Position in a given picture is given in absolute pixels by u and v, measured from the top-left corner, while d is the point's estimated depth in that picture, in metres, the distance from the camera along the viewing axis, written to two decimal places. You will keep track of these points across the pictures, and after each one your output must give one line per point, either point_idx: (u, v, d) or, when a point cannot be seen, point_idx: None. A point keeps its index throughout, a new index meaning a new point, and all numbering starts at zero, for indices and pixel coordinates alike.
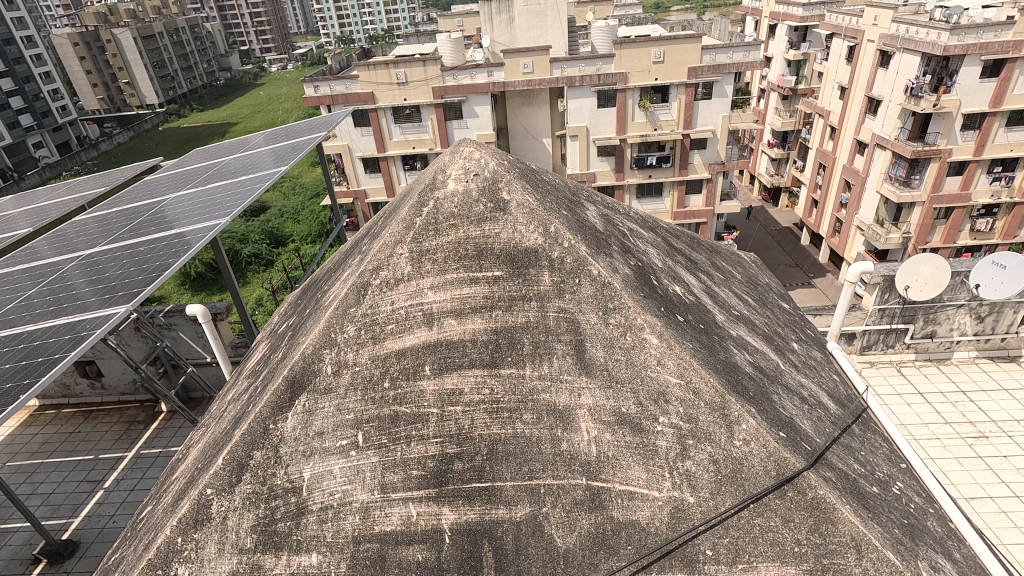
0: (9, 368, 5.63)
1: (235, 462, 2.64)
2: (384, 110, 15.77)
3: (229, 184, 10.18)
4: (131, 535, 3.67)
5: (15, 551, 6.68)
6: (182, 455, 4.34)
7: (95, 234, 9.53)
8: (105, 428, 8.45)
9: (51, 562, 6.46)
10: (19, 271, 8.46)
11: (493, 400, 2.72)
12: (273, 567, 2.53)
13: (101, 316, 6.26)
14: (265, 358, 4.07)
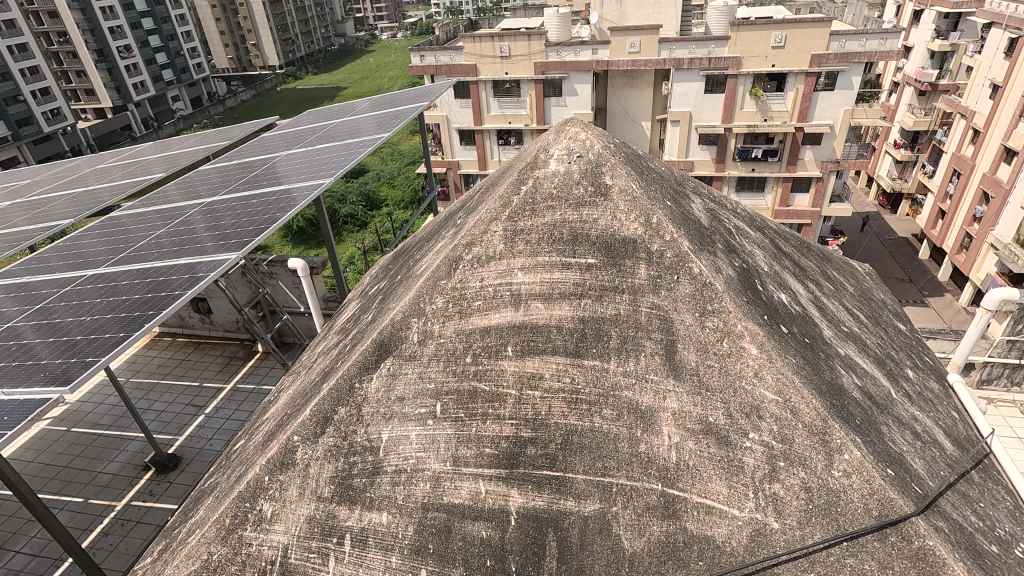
0: (137, 298, 6.28)
1: (320, 414, 2.79)
2: (485, 83, 15.83)
3: (336, 146, 10.71)
4: (224, 463, 4.03)
5: (132, 457, 7.62)
6: (273, 395, 4.69)
7: (216, 184, 10.39)
8: (210, 359, 9.33)
9: (159, 471, 7.30)
10: (153, 212, 9.42)
11: (572, 390, 2.65)
12: (345, 519, 2.64)
13: (216, 260, 6.81)
14: (356, 317, 4.26)
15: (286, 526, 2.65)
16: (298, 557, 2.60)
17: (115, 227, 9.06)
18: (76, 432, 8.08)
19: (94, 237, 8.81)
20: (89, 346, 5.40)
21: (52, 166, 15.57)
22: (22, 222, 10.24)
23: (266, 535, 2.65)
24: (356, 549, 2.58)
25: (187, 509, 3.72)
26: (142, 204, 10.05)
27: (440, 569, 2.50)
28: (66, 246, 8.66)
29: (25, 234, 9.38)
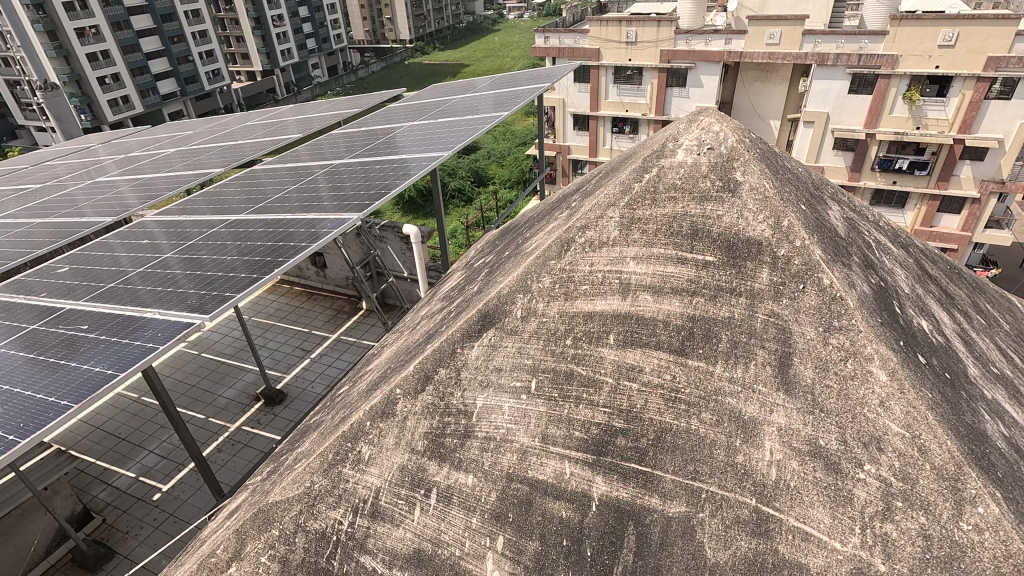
0: (269, 246, 6.95)
1: (423, 372, 2.97)
2: (606, 68, 15.51)
3: (456, 121, 11.06)
4: (329, 404, 4.42)
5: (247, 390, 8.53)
6: (377, 349, 5.04)
7: (342, 149, 11.17)
8: (322, 311, 10.19)
9: (267, 403, 8.13)
10: (287, 169, 10.33)
11: (672, 388, 2.58)
12: (434, 474, 2.78)
13: (338, 219, 7.36)
14: (462, 287, 4.42)
15: (380, 469, 2.85)
16: (388, 501, 2.79)
17: (255, 180, 10.05)
18: (206, 357, 9.19)
19: (237, 187, 9.83)
20: (226, 283, 6.10)
21: (208, 121, 17.55)
22: (181, 168, 11.69)
23: (362, 476, 2.87)
24: (440, 504, 2.72)
25: (294, 440, 4.11)
26: (279, 161, 11.07)
27: (517, 539, 2.56)
28: (214, 193, 9.77)
29: (183, 179, 10.71)
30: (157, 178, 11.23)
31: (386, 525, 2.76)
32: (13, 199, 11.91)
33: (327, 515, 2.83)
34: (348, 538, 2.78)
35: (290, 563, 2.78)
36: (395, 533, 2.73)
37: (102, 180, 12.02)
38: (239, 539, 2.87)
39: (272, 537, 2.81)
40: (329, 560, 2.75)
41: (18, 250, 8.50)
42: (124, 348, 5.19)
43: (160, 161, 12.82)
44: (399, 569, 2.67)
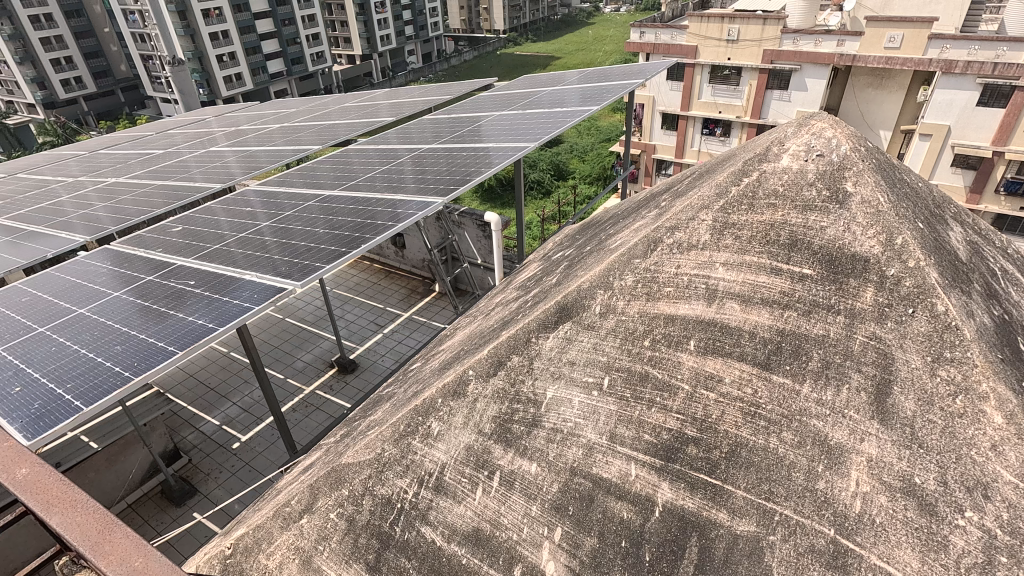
0: (357, 222, 7.30)
1: (497, 356, 3.04)
2: (702, 67, 14.92)
3: (544, 113, 11.08)
4: (402, 377, 4.62)
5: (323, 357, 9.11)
6: (450, 331, 5.20)
7: (431, 134, 11.50)
8: (395, 289, 10.72)
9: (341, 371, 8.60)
10: (378, 151, 10.78)
11: (752, 403, 2.47)
12: (498, 458, 2.83)
13: (424, 202, 7.60)
14: (539, 277, 4.45)
15: (448, 446, 2.95)
16: (452, 477, 2.88)
17: (348, 160, 10.57)
18: (290, 322, 9.84)
19: (332, 165, 10.39)
20: (316, 254, 6.50)
21: (309, 101, 18.62)
22: (283, 143, 12.52)
23: (429, 450, 2.97)
24: (502, 488, 2.77)
25: (367, 408, 4.32)
26: (372, 143, 11.58)
27: (575, 533, 2.56)
28: (310, 169, 10.37)
29: (285, 154, 11.47)
30: (262, 151, 12.09)
31: (448, 501, 2.85)
32: (140, 162, 13.24)
33: (394, 482, 2.96)
34: (411, 507, 2.89)
35: (356, 522, 2.93)
36: (456, 509, 2.81)
37: (215, 150, 13.10)
38: (314, 492, 3.08)
39: (342, 495, 2.99)
40: (391, 525, 2.88)
41: (141, 208, 9.48)
42: (224, 305, 5.67)
43: (265, 136, 13.79)
44: (456, 544, 2.75)
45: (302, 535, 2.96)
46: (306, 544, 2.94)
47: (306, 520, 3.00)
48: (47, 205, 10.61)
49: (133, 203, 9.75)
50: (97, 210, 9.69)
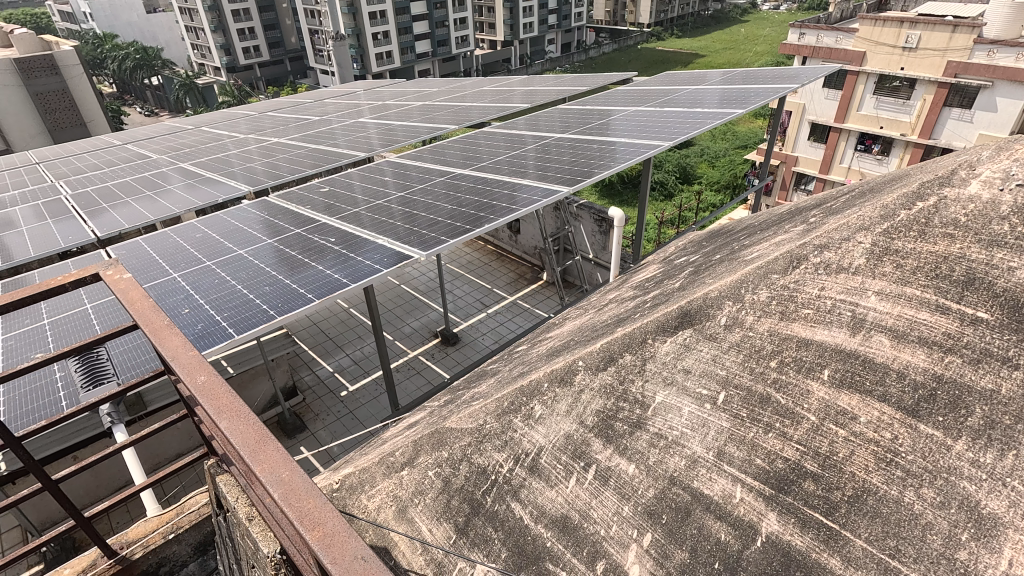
0: (484, 202, 7.58)
1: (609, 352, 3.04)
2: (868, 75, 13.54)
3: (682, 112, 10.72)
4: (507, 357, 4.77)
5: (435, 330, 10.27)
6: (559, 320, 5.26)
7: (563, 124, 11.56)
8: (513, 281, 11.83)
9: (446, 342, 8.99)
10: (511, 136, 11.07)
11: (888, 449, 2.23)
12: (596, 451, 2.82)
13: (549, 190, 7.70)
14: (658, 280, 4.33)
15: (548, 431, 2.99)
16: (548, 461, 2.91)
17: (481, 141, 10.96)
18: None
19: (466, 145, 10.85)
20: (442, 228, 6.87)
21: (449, 82, 19.51)
22: (420, 120, 13.24)
23: (529, 431, 3.04)
24: (596, 482, 2.74)
25: (469, 381, 4.50)
26: (504, 127, 11.90)
27: (665, 543, 2.45)
28: (445, 147, 10.90)
29: (421, 131, 12.14)
30: (402, 126, 12.90)
31: (541, 483, 2.87)
32: (297, 126, 14.70)
33: (491, 455, 3.06)
34: (504, 480, 2.95)
35: (451, 484, 3.07)
36: (547, 492, 2.83)
37: (361, 121, 14.19)
38: (416, 448, 3.32)
39: (441, 457, 3.19)
40: (483, 494, 2.96)
41: (295, 168, 10.56)
42: (358, 264, 6.19)
43: (406, 112, 14.67)
44: (542, 527, 2.74)
45: (400, 485, 3.18)
46: (403, 495, 3.14)
47: (406, 472, 3.23)
48: (221, 157, 12.15)
49: (289, 163, 10.88)
50: (260, 166, 10.94)
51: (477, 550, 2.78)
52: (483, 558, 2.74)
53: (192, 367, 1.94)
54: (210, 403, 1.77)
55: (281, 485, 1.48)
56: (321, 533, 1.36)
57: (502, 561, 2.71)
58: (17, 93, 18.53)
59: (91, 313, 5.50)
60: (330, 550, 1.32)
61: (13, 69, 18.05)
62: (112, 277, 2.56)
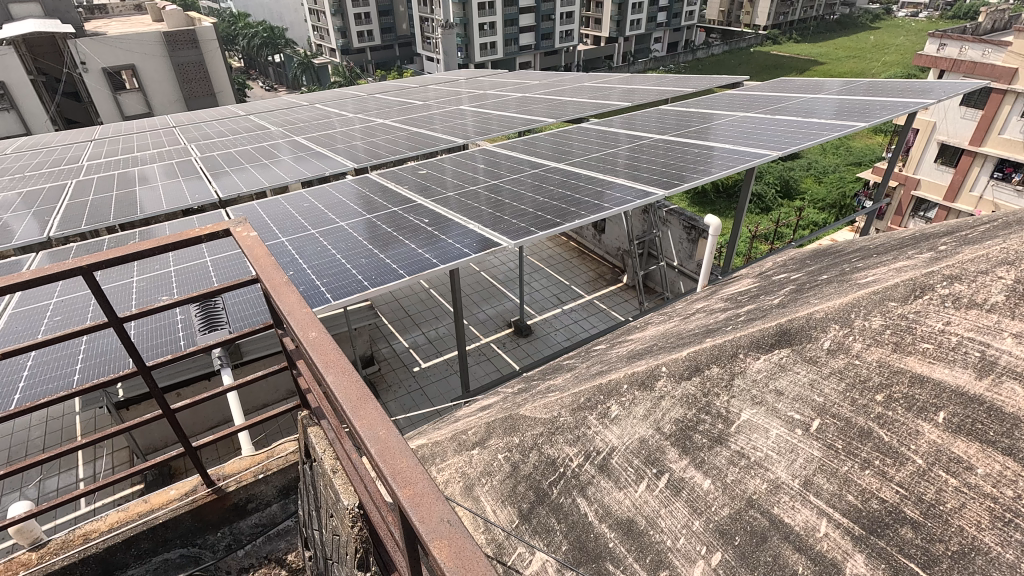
0: (578, 198, 7.55)
1: (695, 362, 2.95)
2: (1016, 95, 12.04)
3: (794, 121, 10.10)
4: (584, 354, 4.71)
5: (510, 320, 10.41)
6: (640, 323, 5.11)
7: (665, 124, 11.27)
8: (591, 280, 11.71)
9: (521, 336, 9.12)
10: (611, 133, 10.94)
11: (1009, 509, 1.96)
12: (670, 460, 2.66)
13: (645, 190, 7.54)
14: (753, 294, 4.10)
15: (622, 432, 2.87)
16: (619, 463, 2.75)
17: (579, 137, 10.90)
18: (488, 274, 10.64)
19: (564, 138, 10.85)
20: (533, 219, 6.92)
21: (550, 76, 19.56)
22: (517, 112, 13.38)
23: (603, 430, 2.94)
24: (666, 491, 2.55)
25: (544, 373, 4.49)
26: (601, 124, 11.75)
27: (736, 565, 2.20)
28: (543, 139, 10.94)
29: (516, 122, 12.26)
30: (500, 116, 13.09)
31: (609, 483, 2.71)
32: (401, 110, 15.32)
33: (561, 448, 2.96)
34: (572, 474, 2.83)
35: (518, 470, 2.97)
36: (615, 493, 2.65)
37: (461, 109, 14.55)
38: (488, 430, 3.35)
39: (513, 442, 3.15)
40: (549, 485, 2.83)
41: (395, 149, 11.03)
42: (449, 245, 6.39)
43: (505, 103, 14.88)
44: (606, 527, 2.54)
45: (469, 463, 3.15)
46: (470, 474, 3.09)
47: (476, 452, 3.22)
48: (329, 134, 12.92)
49: (390, 144, 11.38)
50: (364, 144, 11.52)
51: (536, 538, 2.62)
52: (543, 546, 2.57)
53: (306, 323, 2.10)
54: (319, 358, 1.90)
55: (378, 441, 1.56)
56: (412, 492, 1.43)
57: (560, 554, 2.52)
58: (163, 63, 20.73)
59: (211, 266, 6.06)
60: (419, 509, 1.39)
61: (162, 41, 20.17)
62: (241, 233, 2.80)
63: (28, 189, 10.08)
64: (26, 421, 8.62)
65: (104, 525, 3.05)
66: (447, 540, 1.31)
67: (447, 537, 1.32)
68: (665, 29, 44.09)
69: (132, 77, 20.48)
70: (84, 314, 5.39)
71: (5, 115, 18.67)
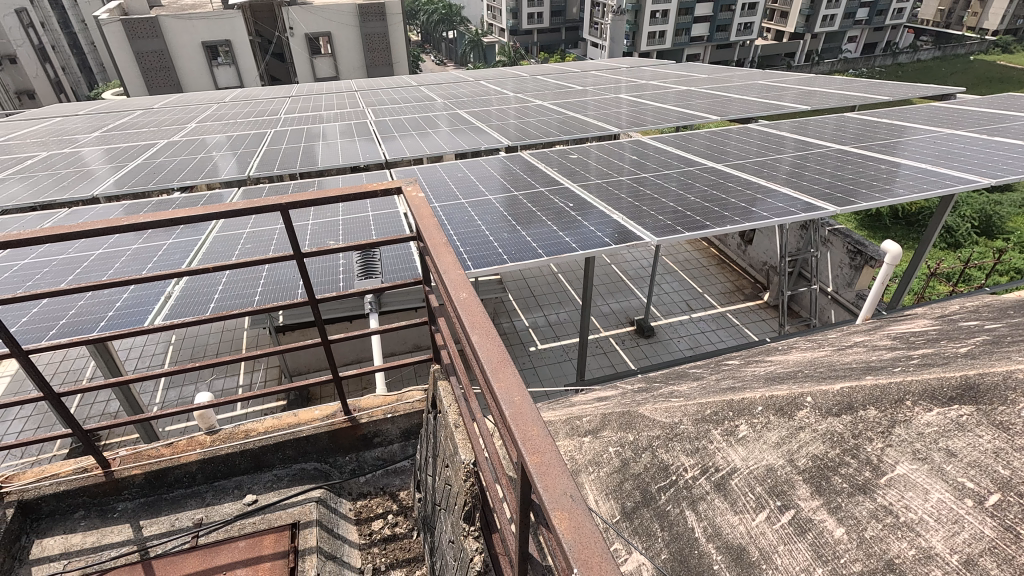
0: (734, 203, 7.04)
1: (848, 399, 2.36)
2: None
3: (1016, 146, 8.49)
4: (710, 364, 4.37)
5: (633, 318, 10.19)
6: (782, 344, 4.64)
7: (848, 134, 10.06)
8: (728, 292, 11.01)
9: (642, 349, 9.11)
10: (782, 137, 10.01)
11: None
12: (800, 496, 2.10)
13: (813, 204, 6.80)
14: (933, 337, 3.51)
15: (748, 454, 2.31)
16: (738, 485, 2.21)
17: (744, 138, 10.13)
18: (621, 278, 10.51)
19: (728, 138, 10.15)
20: (681, 219, 6.61)
21: (718, 70, 18.37)
22: (676, 105, 12.78)
23: (726, 448, 2.38)
24: (790, 529, 2.01)
25: (667, 374, 4.25)
26: (767, 127, 10.81)
27: None
28: (703, 136, 10.35)
29: (671, 116, 11.72)
30: (657, 108, 12.61)
31: (724, 503, 2.17)
32: (557, 93, 15.38)
33: (678, 456, 2.42)
34: (683, 484, 2.30)
35: (628, 467, 2.47)
36: (729, 516, 2.11)
37: (618, 97, 14.25)
38: (604, 421, 2.81)
39: (626, 438, 2.61)
40: (657, 490, 2.31)
41: (547, 131, 11.12)
42: (589, 232, 6.35)
43: (664, 95, 14.29)
44: (713, 548, 2.03)
45: (578, 449, 2.67)
46: (577, 460, 2.62)
47: (587, 440, 2.72)
48: (487, 110, 13.37)
49: (543, 125, 11.51)
50: (518, 124, 11.78)
51: (637, 539, 2.16)
52: (642, 549, 2.11)
53: (459, 284, 2.21)
54: (468, 319, 1.98)
55: (512, 405, 1.56)
56: (538, 460, 1.41)
57: (660, 564, 2.05)
58: (354, 33, 22.89)
59: (373, 220, 6.69)
60: (544, 477, 1.37)
61: (356, 12, 22.20)
62: (410, 193, 3.03)
63: (237, 135, 11.78)
64: (207, 329, 10.29)
65: (262, 428, 3.53)
66: (567, 513, 1.29)
67: (569, 511, 1.30)
68: (861, 28, 39.53)
69: (327, 43, 22.85)
70: (269, 245, 6.23)
71: (227, 69, 21.91)
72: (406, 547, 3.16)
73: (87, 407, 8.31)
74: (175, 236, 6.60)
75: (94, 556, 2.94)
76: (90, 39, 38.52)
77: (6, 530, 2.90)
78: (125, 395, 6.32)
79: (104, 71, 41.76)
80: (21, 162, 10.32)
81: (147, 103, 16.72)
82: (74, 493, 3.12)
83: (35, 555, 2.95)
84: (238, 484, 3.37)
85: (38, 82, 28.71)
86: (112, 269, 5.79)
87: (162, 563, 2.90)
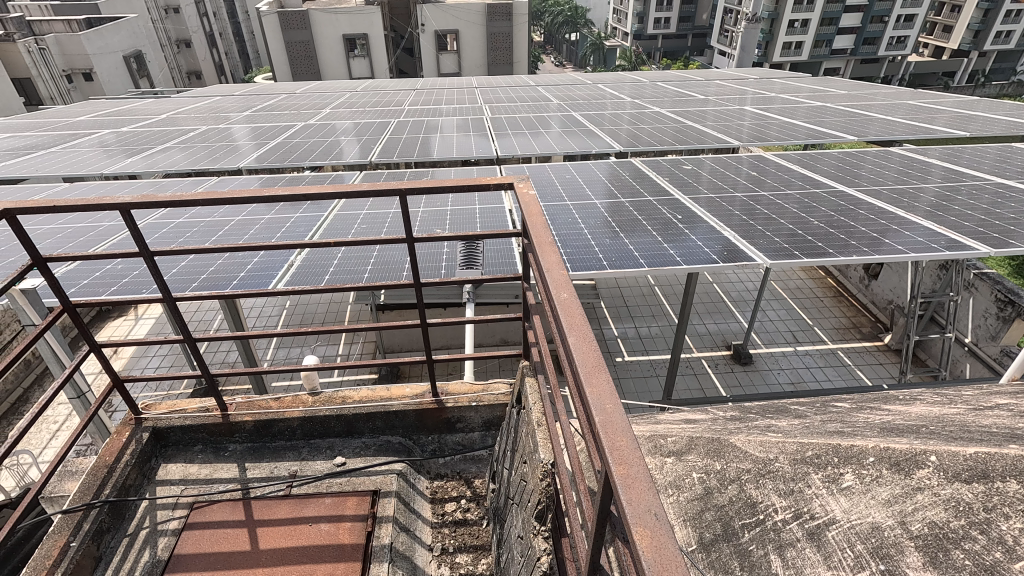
0: (863, 231, 6.42)
1: (983, 466, 2.03)
2: None
3: None
4: (817, 401, 3.98)
5: (730, 343, 9.66)
6: (906, 392, 4.13)
7: (1015, 167, 8.79)
8: (841, 328, 10.13)
9: (735, 378, 8.86)
10: (931, 164, 8.97)
11: None
12: (910, 564, 1.81)
13: (959, 242, 6.03)
14: None
15: (850, 505, 2.06)
16: (835, 539, 1.97)
17: (879, 162, 9.22)
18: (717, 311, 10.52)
19: (863, 161, 9.28)
20: (798, 243, 6.14)
21: (861, 87, 16.77)
22: (806, 122, 11.86)
23: (826, 495, 2.13)
24: None
25: (766, 407, 3.94)
26: (913, 152, 9.75)
27: None
28: (836, 157, 9.53)
29: (800, 133, 10.92)
30: (785, 123, 11.80)
31: (816, 555, 1.94)
32: (676, 101, 14.89)
33: (768, 495, 2.22)
34: (772, 526, 2.11)
35: (710, 497, 2.35)
36: (819, 568, 1.89)
37: (742, 109, 13.50)
38: (691, 444, 2.68)
39: (712, 466, 2.47)
40: (741, 526, 2.17)
41: (661, 138, 10.81)
42: (694, 246, 6.09)
43: (795, 110, 13.33)
44: None
45: (659, 468, 2.59)
46: (657, 479, 2.57)
47: (670, 461, 2.63)
48: (601, 114, 13.24)
49: (657, 133, 11.20)
50: (632, 129, 11.55)
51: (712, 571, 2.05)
52: None
53: (559, 283, 2.20)
54: (565, 318, 1.97)
55: (602, 411, 1.53)
56: (625, 471, 1.37)
57: None
58: (480, 32, 23.62)
59: (478, 213, 6.88)
60: (629, 489, 1.33)
61: (484, 12, 22.89)
62: (522, 188, 3.05)
63: (364, 122, 12.65)
64: (318, 298, 11.17)
65: (356, 397, 3.75)
66: (649, 531, 1.24)
67: (651, 530, 1.24)
68: None
69: (454, 40, 23.80)
70: (382, 227, 6.64)
71: (362, 61, 23.48)
72: (474, 534, 3.21)
73: (212, 353, 9.36)
74: (301, 211, 7.19)
75: (204, 487, 3.28)
76: (250, 29, 43.06)
77: (140, 451, 3.32)
78: (245, 347, 7.03)
79: (259, 58, 46.67)
80: (185, 134, 11.76)
81: (291, 88, 18.41)
82: (195, 429, 3.51)
83: (159, 477, 3.36)
84: (330, 445, 3.61)
85: (206, 64, 32.70)
86: (247, 235, 6.44)
87: (258, 505, 3.19)
